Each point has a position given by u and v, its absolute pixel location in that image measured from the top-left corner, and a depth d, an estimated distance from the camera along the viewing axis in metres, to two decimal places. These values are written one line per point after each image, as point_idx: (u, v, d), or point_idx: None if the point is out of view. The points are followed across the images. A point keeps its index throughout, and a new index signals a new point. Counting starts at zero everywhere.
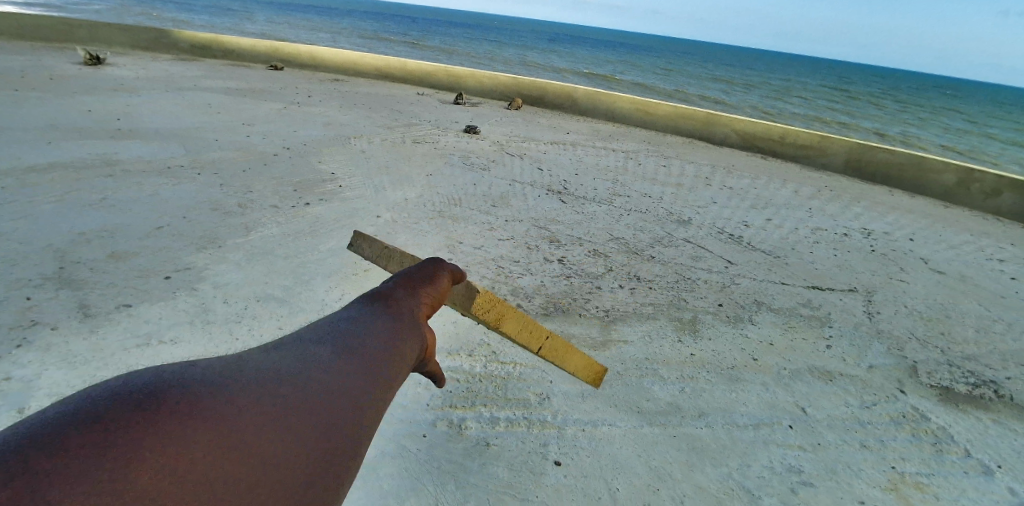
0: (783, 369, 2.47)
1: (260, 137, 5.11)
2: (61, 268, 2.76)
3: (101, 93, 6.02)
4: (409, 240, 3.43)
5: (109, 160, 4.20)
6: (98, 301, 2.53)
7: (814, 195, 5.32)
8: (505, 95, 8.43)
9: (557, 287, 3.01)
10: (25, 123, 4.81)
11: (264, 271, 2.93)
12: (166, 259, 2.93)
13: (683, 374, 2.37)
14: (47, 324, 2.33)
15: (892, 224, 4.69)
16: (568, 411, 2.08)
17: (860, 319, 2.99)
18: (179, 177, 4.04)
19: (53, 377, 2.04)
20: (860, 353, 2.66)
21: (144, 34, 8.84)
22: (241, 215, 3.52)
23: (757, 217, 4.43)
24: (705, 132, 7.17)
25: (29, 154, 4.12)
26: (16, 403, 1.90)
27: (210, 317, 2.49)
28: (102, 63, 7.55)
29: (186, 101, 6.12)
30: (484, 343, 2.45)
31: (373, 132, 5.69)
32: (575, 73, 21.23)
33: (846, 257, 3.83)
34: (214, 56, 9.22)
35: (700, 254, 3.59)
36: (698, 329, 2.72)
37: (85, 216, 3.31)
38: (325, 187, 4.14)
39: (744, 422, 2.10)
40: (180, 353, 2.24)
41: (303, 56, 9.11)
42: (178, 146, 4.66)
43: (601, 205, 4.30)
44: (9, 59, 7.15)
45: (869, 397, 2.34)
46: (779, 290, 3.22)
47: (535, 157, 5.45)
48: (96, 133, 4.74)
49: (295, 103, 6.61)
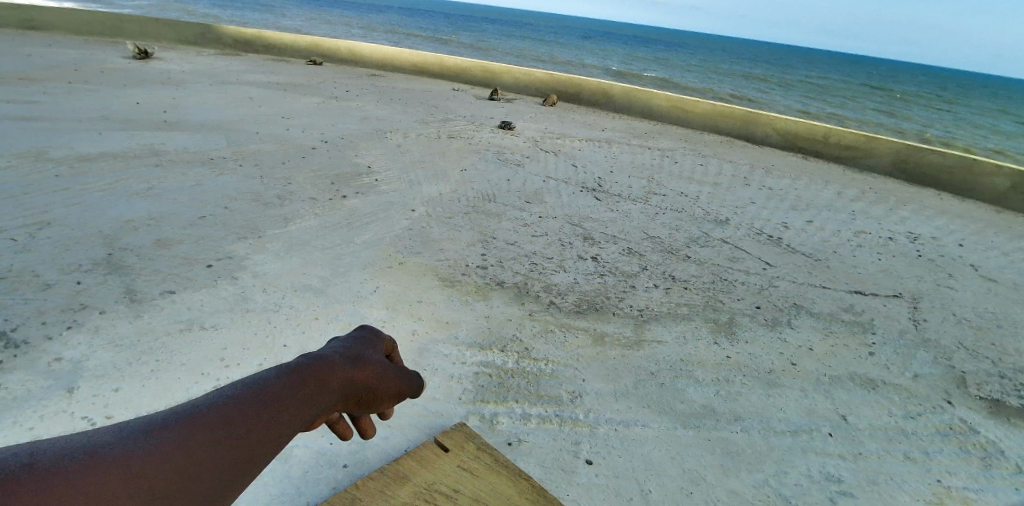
0: (822, 375, 2.40)
1: (299, 130, 5.22)
2: (111, 253, 2.87)
3: (149, 86, 6.24)
4: (443, 234, 3.45)
5: (156, 151, 4.34)
6: (144, 287, 2.62)
7: (856, 197, 5.15)
8: (539, 92, 8.40)
9: (590, 285, 2.98)
10: (79, 113, 5.02)
11: (302, 261, 2.98)
12: (209, 248, 3.02)
13: (718, 377, 2.32)
14: (97, 308, 2.42)
15: (940, 229, 4.50)
16: (600, 410, 2.07)
17: (905, 326, 2.88)
18: (222, 168, 4.15)
19: (102, 358, 2.12)
20: (905, 362, 2.57)
21: (189, 29, 9.11)
22: (281, 206, 3.60)
23: (796, 218, 4.31)
24: (744, 131, 7.01)
25: (82, 144, 4.29)
26: (67, 382, 1.98)
27: (249, 306, 2.55)
28: (150, 56, 7.82)
29: (228, 94, 6.29)
30: (517, 340, 2.46)
31: (408, 127, 5.74)
32: (607, 69, 21.02)
33: (890, 261, 3.69)
34: (255, 50, 9.44)
35: (737, 255, 3.52)
36: (735, 332, 2.67)
37: (134, 205, 3.44)
38: (362, 180, 4.20)
39: (781, 428, 2.05)
40: (221, 339, 2.30)
41: (341, 51, 9.25)
42: (221, 138, 4.79)
43: (635, 203, 4.25)
44: (64, 53, 7.47)
45: (914, 407, 2.26)
46: (820, 294, 3.13)
47: (568, 154, 5.41)
48: (144, 125, 4.91)
49: (332, 97, 6.72)
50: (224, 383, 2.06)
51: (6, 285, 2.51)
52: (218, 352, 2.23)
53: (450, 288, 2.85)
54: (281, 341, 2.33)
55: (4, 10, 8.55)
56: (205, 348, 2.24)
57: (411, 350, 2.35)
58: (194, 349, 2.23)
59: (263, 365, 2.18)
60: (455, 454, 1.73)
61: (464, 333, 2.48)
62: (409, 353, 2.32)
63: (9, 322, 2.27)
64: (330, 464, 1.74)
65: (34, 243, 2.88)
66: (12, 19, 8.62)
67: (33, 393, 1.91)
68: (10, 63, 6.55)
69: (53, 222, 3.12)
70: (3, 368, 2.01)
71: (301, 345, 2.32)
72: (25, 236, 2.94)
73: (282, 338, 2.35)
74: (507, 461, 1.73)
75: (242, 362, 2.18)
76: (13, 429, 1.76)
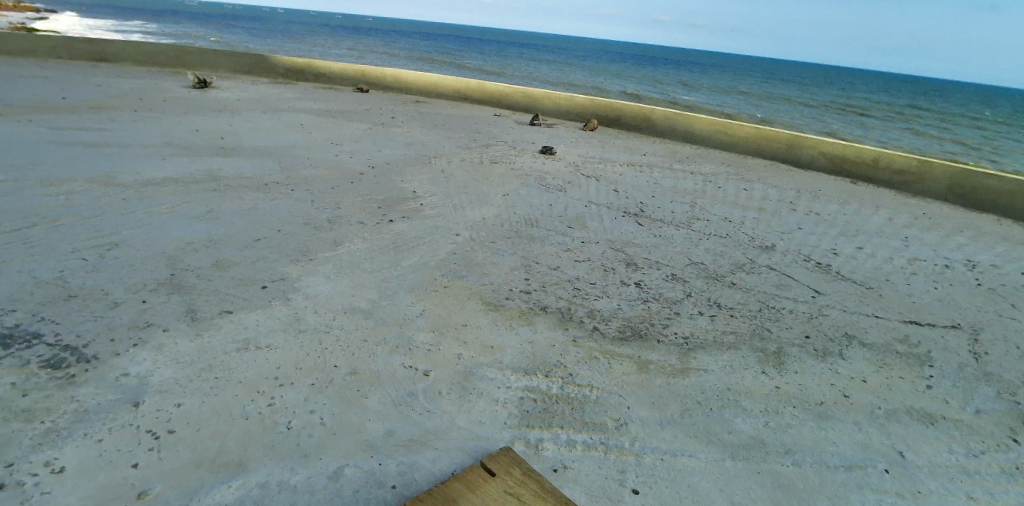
0: (877, 408, 2.33)
1: (348, 156, 5.42)
2: (173, 274, 3.04)
3: (209, 114, 6.61)
4: (486, 258, 3.52)
5: (215, 175, 4.59)
6: (204, 306, 2.76)
7: (908, 222, 4.99)
8: (579, 116, 8.49)
9: (633, 311, 2.99)
10: (146, 140, 5.37)
11: (351, 284, 3.09)
12: (265, 270, 3.16)
13: (767, 408, 2.28)
14: (160, 326, 2.57)
15: (1001, 256, 4.31)
16: (646, 439, 2.06)
17: (965, 359, 2.77)
18: (276, 192, 4.35)
19: (165, 375, 2.24)
20: (966, 396, 2.46)
21: (245, 59, 9.63)
22: (332, 230, 3.74)
23: (844, 244, 4.21)
24: (789, 154, 6.91)
25: (148, 169, 4.58)
26: (133, 397, 2.09)
27: (303, 326, 2.66)
28: (208, 86, 8.30)
29: (281, 121, 6.60)
30: (561, 366, 2.48)
31: (451, 152, 5.89)
32: (644, 92, 21.02)
33: (947, 290, 3.56)
34: (306, 79, 9.87)
35: (783, 282, 3.46)
36: (784, 361, 2.61)
37: (194, 227, 3.63)
38: (408, 204, 4.33)
39: (834, 462, 2.00)
40: (276, 359, 2.40)
41: (387, 78, 9.59)
42: (276, 163, 5.03)
43: (678, 228, 4.24)
44: (132, 83, 8.02)
45: (977, 445, 2.16)
46: (872, 324, 3.04)
47: (609, 179, 5.44)
48: (204, 151, 5.20)
49: (378, 123, 6.97)
50: (278, 401, 2.15)
51: (79, 303, 2.69)
52: (272, 371, 2.32)
53: (494, 312, 2.90)
54: (331, 362, 2.41)
55: (80, 43, 9.26)
56: (260, 367, 2.34)
57: (457, 373, 2.40)
58: (250, 367, 2.33)
59: (314, 385, 2.26)
60: (500, 479, 1.75)
61: (508, 357, 2.52)
62: (455, 376, 2.37)
63: (81, 338, 2.43)
64: (379, 484, 1.79)
65: (105, 263, 3.09)
66: (87, 52, 9.33)
67: (102, 406, 2.03)
68: (85, 93, 7.07)
69: (121, 242, 3.33)
70: (76, 382, 2.15)
71: (351, 366, 2.39)
72: (97, 256, 3.15)
73: (333, 359, 2.43)
74: (552, 488, 1.73)
75: (295, 381, 2.27)
76: (83, 440, 1.87)
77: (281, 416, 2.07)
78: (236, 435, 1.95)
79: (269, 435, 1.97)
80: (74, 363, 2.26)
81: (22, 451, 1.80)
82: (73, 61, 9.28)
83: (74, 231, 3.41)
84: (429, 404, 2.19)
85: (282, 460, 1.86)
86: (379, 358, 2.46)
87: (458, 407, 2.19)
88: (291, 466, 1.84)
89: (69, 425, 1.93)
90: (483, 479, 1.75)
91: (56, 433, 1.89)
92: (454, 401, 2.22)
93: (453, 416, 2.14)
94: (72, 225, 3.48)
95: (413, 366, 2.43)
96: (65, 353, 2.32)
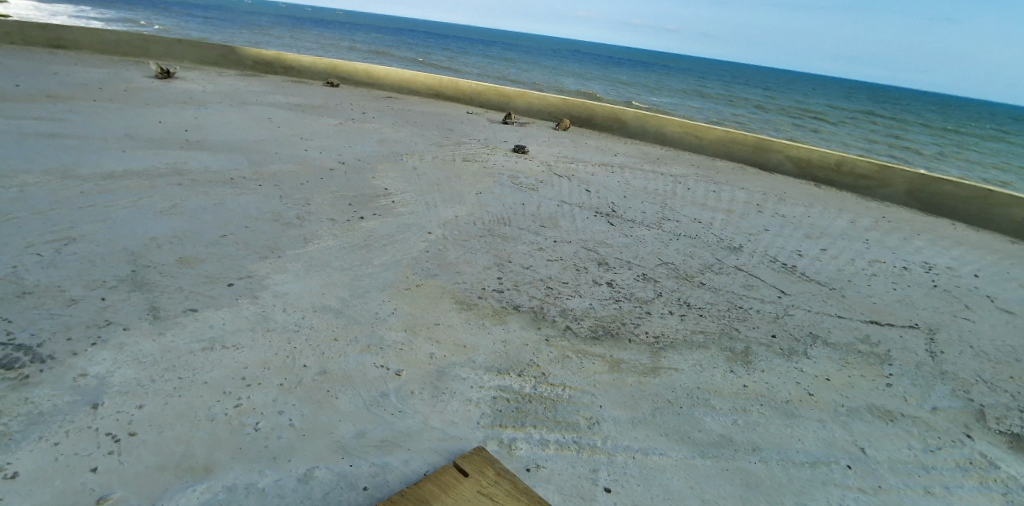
0: (840, 406, 2.40)
1: (318, 152, 5.32)
2: (134, 270, 2.93)
3: (172, 105, 6.40)
4: (460, 257, 3.50)
5: (179, 169, 4.45)
6: (167, 304, 2.67)
7: (870, 225, 5.17)
8: (553, 116, 8.53)
9: (606, 311, 3.01)
10: (105, 131, 5.16)
11: (321, 282, 3.03)
12: (230, 267, 3.07)
13: (736, 406, 2.33)
14: (121, 324, 2.47)
15: (955, 259, 4.51)
16: (618, 438, 2.08)
17: (922, 358, 2.88)
18: (243, 187, 4.24)
19: (126, 375, 2.16)
20: (923, 394, 2.57)
21: (212, 50, 9.34)
22: (300, 227, 3.67)
23: (810, 246, 4.34)
24: (759, 158, 7.08)
25: (108, 161, 4.40)
26: (91, 398, 2.01)
27: (271, 325, 2.60)
28: (172, 76, 8.02)
29: (249, 114, 6.44)
30: (535, 365, 2.49)
31: (425, 150, 5.84)
32: (618, 94, 21.25)
33: (905, 292, 3.70)
34: (275, 72, 9.64)
35: (752, 283, 3.54)
36: (751, 360, 2.67)
37: (157, 223, 3.51)
38: (380, 202, 4.27)
39: (800, 459, 2.05)
40: (243, 359, 2.34)
41: (359, 73, 9.44)
42: (242, 158, 4.89)
43: (650, 229, 4.29)
44: (91, 72, 7.69)
45: (933, 441, 2.24)
46: (835, 324, 3.14)
47: (583, 179, 5.48)
48: (168, 144, 5.03)
49: (351, 119, 6.86)
50: (245, 402, 2.09)
51: (33, 300, 2.57)
52: (239, 371, 2.26)
53: (468, 311, 2.88)
54: (301, 361, 2.36)
55: (35, 29, 8.85)
56: (226, 367, 2.27)
57: (431, 373, 2.38)
58: (216, 368, 2.26)
59: (283, 386, 2.20)
60: (474, 480, 1.74)
61: (481, 356, 2.52)
62: (428, 376, 2.35)
63: (35, 337, 2.31)
64: (350, 486, 1.75)
65: (61, 259, 2.96)
66: (42, 37, 8.91)
67: (58, 409, 1.94)
68: (39, 81, 6.75)
69: (79, 238, 3.20)
70: (30, 383, 2.05)
71: (321, 366, 2.34)
72: (52, 251, 3.01)
73: (302, 358, 2.38)
74: (525, 488, 1.73)
75: (263, 382, 2.21)
76: (38, 444, 1.78)
77: (249, 418, 2.01)
78: (201, 438, 1.89)
79: (236, 437, 1.91)
80: (28, 363, 2.16)
81: None
82: (26, 47, 8.85)
83: (27, 225, 3.25)
84: (401, 405, 2.17)
85: (250, 463, 1.81)
86: (350, 358, 2.42)
87: (431, 408, 2.16)
88: (259, 469, 1.79)
89: (21, 428, 1.84)
90: (456, 480, 1.74)
91: (8, 437, 1.79)
92: (427, 401, 2.20)
93: (426, 416, 2.12)
94: (24, 219, 3.31)
95: (385, 365, 2.40)
96: (18, 353, 2.21)
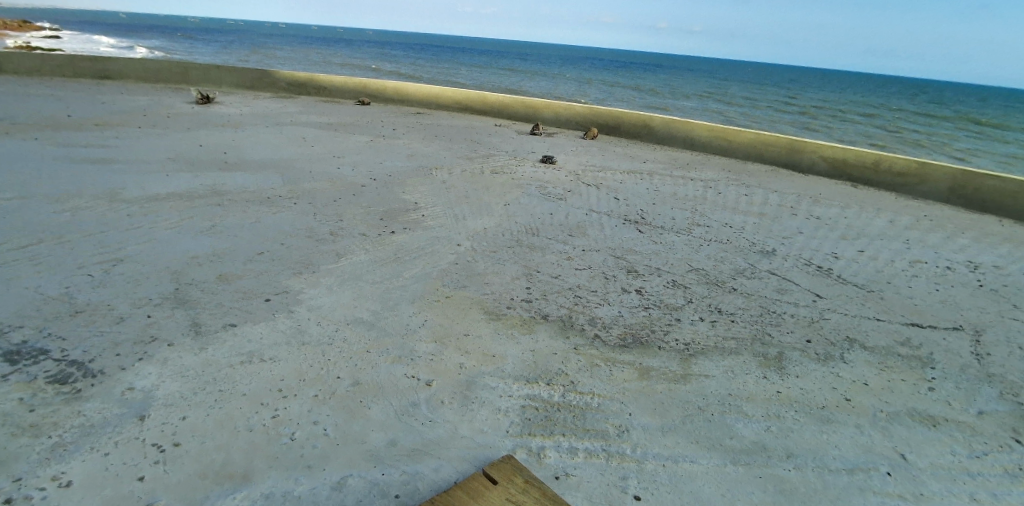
0: (879, 411, 2.33)
1: (350, 169, 5.47)
2: (177, 288, 3.07)
3: (211, 129, 6.69)
4: (488, 268, 3.54)
5: (218, 190, 4.65)
6: (208, 320, 2.79)
7: (910, 225, 4.99)
8: (579, 125, 8.54)
9: (634, 318, 2.99)
10: (149, 156, 5.44)
11: (354, 295, 3.12)
12: (268, 283, 3.19)
13: (768, 412, 2.28)
14: (165, 340, 2.59)
15: (1003, 257, 4.31)
16: (648, 445, 2.06)
17: (967, 360, 2.76)
18: (278, 206, 4.40)
19: (170, 388, 2.27)
20: (968, 398, 2.46)
21: (248, 74, 9.72)
22: (334, 242, 3.78)
23: (846, 248, 4.22)
24: (790, 159, 6.94)
25: (152, 185, 4.63)
26: (138, 411, 2.11)
27: (305, 338, 2.68)
28: (211, 101, 8.39)
29: (283, 135, 6.67)
30: (563, 373, 2.50)
31: (452, 163, 5.93)
32: (644, 100, 21.09)
33: (948, 292, 3.56)
34: (308, 93, 9.95)
35: (785, 287, 3.46)
36: (785, 366, 2.62)
37: (198, 242, 3.68)
38: (409, 216, 4.36)
39: (837, 466, 1.99)
40: (279, 371, 2.42)
41: (388, 91, 9.68)
42: (277, 177, 5.07)
43: (679, 235, 4.26)
44: (137, 100, 8.11)
45: (980, 446, 2.15)
46: (873, 327, 3.04)
47: (610, 186, 5.48)
48: (208, 166, 5.25)
49: (380, 135, 7.03)
50: (282, 413, 2.16)
51: (84, 318, 2.72)
52: (275, 383, 2.34)
53: (496, 321, 2.92)
54: (334, 373, 2.43)
55: (85, 61, 9.42)
56: (263, 380, 2.36)
57: (460, 382, 2.41)
58: (254, 380, 2.35)
59: (317, 396, 2.27)
60: (501, 487, 1.76)
61: (510, 366, 2.54)
62: (457, 386, 2.39)
63: (87, 353, 2.45)
64: (381, 494, 1.80)
65: (110, 279, 3.12)
66: (91, 69, 9.46)
67: (108, 420, 2.06)
68: (89, 110, 7.17)
69: (125, 258, 3.37)
70: (82, 397, 2.17)
71: (353, 377, 2.41)
72: (102, 272, 3.19)
73: (335, 370, 2.45)
74: (552, 495, 1.74)
75: (298, 393, 2.29)
76: (90, 454, 1.89)
77: (285, 428, 2.09)
78: (240, 447, 1.97)
79: (273, 447, 1.98)
80: (80, 378, 2.29)
81: (30, 465, 1.82)
82: (78, 79, 9.42)
83: (79, 247, 3.46)
84: (431, 414, 2.21)
85: (285, 471, 1.87)
86: (382, 368, 2.48)
87: (460, 416, 2.20)
88: (295, 477, 1.85)
89: (75, 439, 1.95)
90: (484, 487, 1.76)
91: (62, 448, 1.91)
92: (456, 410, 2.24)
93: (455, 425, 2.15)
94: (76, 242, 3.52)
95: (415, 375, 2.44)
96: (71, 368, 2.34)
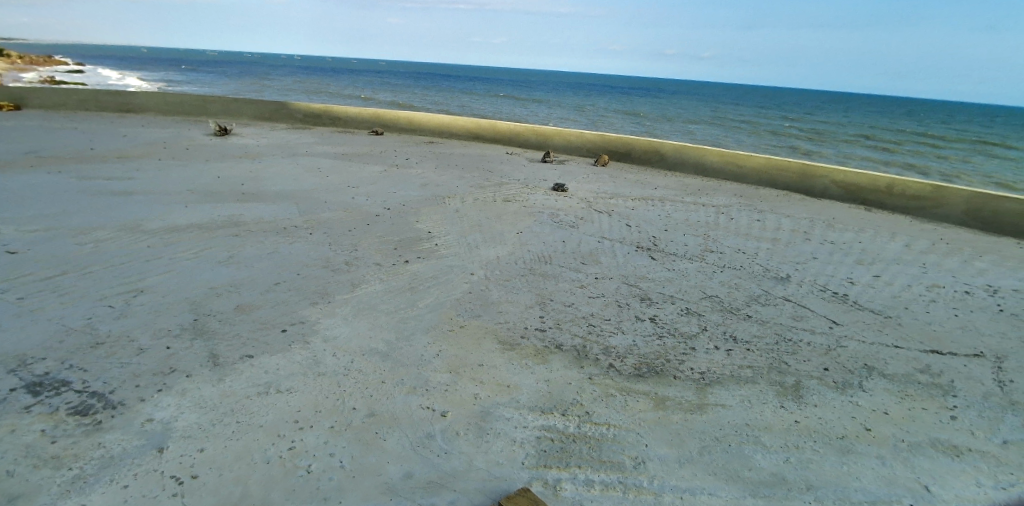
0: (900, 441, 2.29)
1: (365, 198, 5.57)
2: (196, 319, 3.13)
3: (230, 160, 6.86)
4: (502, 297, 3.57)
5: (236, 221, 4.75)
6: (226, 351, 2.83)
7: (926, 248, 4.95)
8: (589, 151, 8.64)
9: (649, 347, 2.99)
10: (170, 187, 5.59)
11: (370, 325, 3.15)
12: (285, 313, 3.24)
13: (787, 443, 2.26)
14: (184, 371, 2.63)
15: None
16: (665, 477, 2.05)
17: (989, 388, 2.72)
18: (295, 236, 4.48)
19: (188, 420, 2.30)
20: (992, 427, 2.41)
21: (265, 106, 10.00)
22: (349, 272, 3.84)
23: (861, 273, 4.20)
24: (802, 183, 6.95)
25: (172, 216, 4.75)
26: (157, 442, 2.14)
27: (322, 369, 2.71)
28: (229, 133, 8.62)
29: (300, 165, 6.83)
30: (577, 403, 2.49)
31: (465, 192, 6.02)
32: (654, 126, 21.28)
33: (967, 317, 3.52)
34: (323, 123, 10.18)
35: (800, 313, 3.44)
36: (803, 395, 2.59)
37: (217, 272, 3.75)
38: (423, 245, 4.42)
39: (859, 498, 1.96)
40: (296, 402, 2.45)
41: (401, 120, 9.88)
42: (294, 208, 5.18)
43: (691, 261, 4.26)
44: (158, 133, 8.37)
45: (1006, 477, 2.10)
46: (891, 354, 3.01)
47: (621, 213, 5.52)
48: (227, 197, 5.38)
49: (393, 165, 7.16)
50: (299, 445, 2.18)
51: (105, 349, 2.78)
52: (292, 414, 2.37)
53: (511, 351, 2.93)
54: (350, 404, 2.45)
55: (109, 96, 9.75)
56: (280, 411, 2.38)
57: (475, 413, 2.42)
58: (271, 411, 2.38)
59: (334, 428, 2.29)
60: None
61: (524, 396, 2.54)
62: (472, 416, 2.39)
63: (108, 384, 2.50)
64: None
65: (130, 309, 3.19)
66: (115, 103, 9.79)
67: (128, 452, 2.08)
68: (112, 143, 7.40)
69: (146, 289, 3.45)
70: (102, 428, 2.21)
71: (370, 408, 2.43)
72: (123, 303, 3.26)
73: (351, 402, 2.47)
74: None
75: (315, 425, 2.31)
76: (110, 486, 1.91)
77: (302, 460, 2.10)
78: (258, 480, 1.98)
79: (290, 479, 1.99)
80: (101, 409, 2.33)
81: (51, 498, 1.85)
82: (101, 112, 9.74)
83: (101, 278, 3.55)
84: (447, 445, 2.21)
85: (302, 504, 1.88)
86: (397, 399, 2.49)
87: (475, 448, 2.20)
88: None
89: (95, 471, 1.98)
90: None
91: (83, 480, 1.93)
92: (471, 442, 2.24)
93: (471, 457, 2.15)
94: (99, 272, 3.62)
95: (431, 407, 2.45)
96: (92, 400, 2.39)
